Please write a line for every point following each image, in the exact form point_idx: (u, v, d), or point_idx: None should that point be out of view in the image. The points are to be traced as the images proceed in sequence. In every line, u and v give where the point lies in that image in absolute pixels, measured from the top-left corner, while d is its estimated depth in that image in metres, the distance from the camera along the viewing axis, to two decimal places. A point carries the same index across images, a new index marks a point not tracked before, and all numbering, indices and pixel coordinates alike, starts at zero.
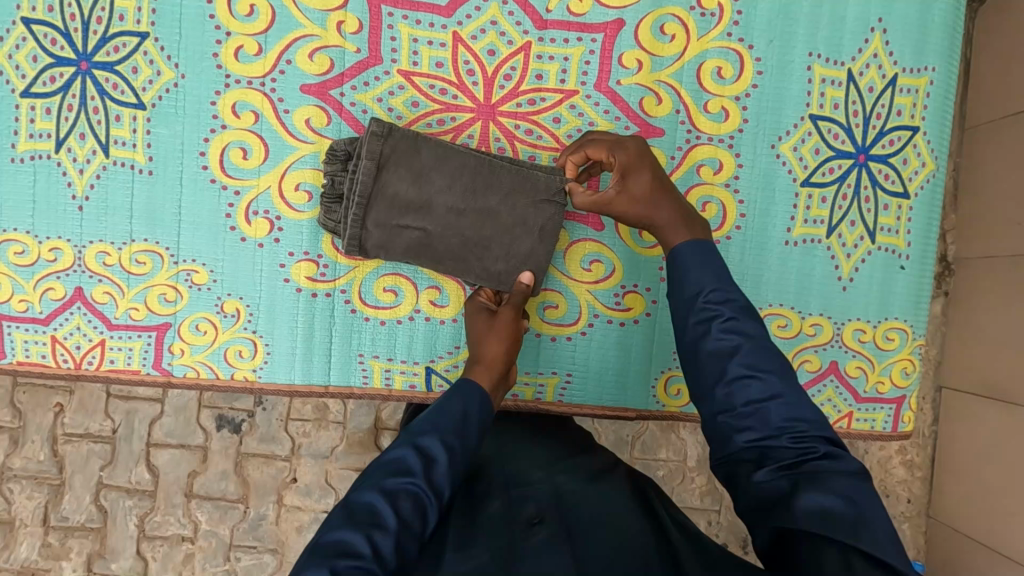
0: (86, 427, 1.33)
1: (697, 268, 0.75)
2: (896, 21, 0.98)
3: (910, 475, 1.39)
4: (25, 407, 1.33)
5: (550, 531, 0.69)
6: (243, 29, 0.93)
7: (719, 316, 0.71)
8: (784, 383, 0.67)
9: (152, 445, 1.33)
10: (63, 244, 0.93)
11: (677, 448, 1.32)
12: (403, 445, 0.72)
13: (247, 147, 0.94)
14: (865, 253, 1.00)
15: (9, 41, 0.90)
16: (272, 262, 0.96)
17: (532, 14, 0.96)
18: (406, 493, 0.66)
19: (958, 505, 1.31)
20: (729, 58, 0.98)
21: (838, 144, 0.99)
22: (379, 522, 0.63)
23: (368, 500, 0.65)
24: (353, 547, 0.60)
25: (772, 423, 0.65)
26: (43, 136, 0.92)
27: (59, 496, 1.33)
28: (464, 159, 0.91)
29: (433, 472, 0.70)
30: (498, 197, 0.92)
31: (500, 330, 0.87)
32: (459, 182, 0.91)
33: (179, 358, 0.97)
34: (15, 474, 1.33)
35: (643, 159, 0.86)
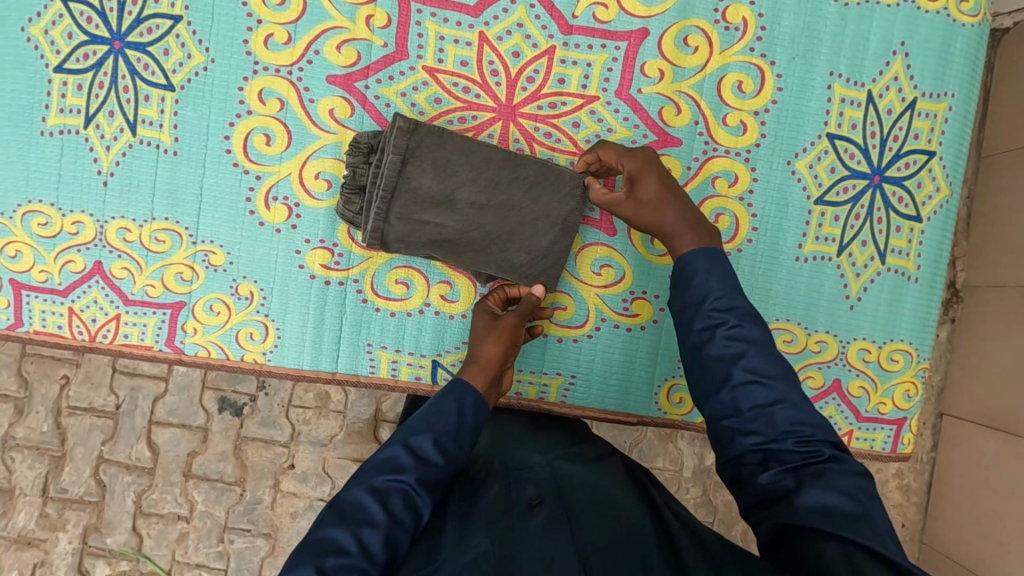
0: (91, 401, 1.35)
1: (701, 275, 0.75)
2: (918, 45, 0.98)
3: (905, 500, 1.39)
4: (32, 377, 1.35)
5: (549, 513, 0.70)
6: (274, 18, 0.94)
7: (724, 323, 0.72)
8: (788, 388, 0.68)
9: (154, 423, 1.35)
10: (86, 219, 0.95)
11: (674, 458, 1.33)
12: (396, 443, 0.73)
13: (271, 133, 0.96)
14: (874, 274, 1.01)
15: (46, 18, 0.92)
16: (288, 247, 0.97)
17: (558, 19, 0.97)
18: (395, 490, 0.68)
19: (953, 529, 1.31)
20: (750, 73, 0.99)
21: (853, 164, 0.99)
22: (367, 520, 0.65)
23: (358, 497, 0.67)
24: (342, 546, 0.62)
25: (777, 427, 0.66)
26: (73, 112, 0.94)
27: (59, 468, 1.35)
28: (489, 155, 0.92)
29: (425, 470, 0.71)
30: (522, 193, 0.94)
31: (500, 330, 0.89)
32: (483, 178, 0.93)
33: (191, 337, 0.98)
34: (17, 444, 1.35)
35: (653, 165, 0.87)
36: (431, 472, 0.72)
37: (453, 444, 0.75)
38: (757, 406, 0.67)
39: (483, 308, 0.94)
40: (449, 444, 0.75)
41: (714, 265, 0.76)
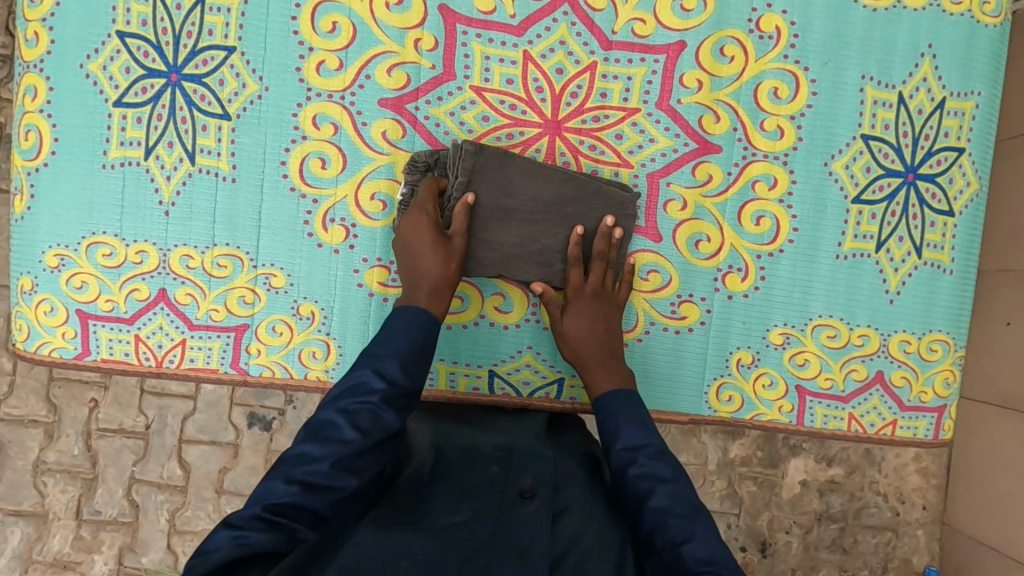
0: (120, 422, 1.45)
1: (614, 414, 0.84)
2: (945, 46, 1.02)
3: (924, 483, 1.49)
4: (61, 401, 1.45)
5: (539, 505, 0.74)
6: (325, 44, 0.97)
7: (634, 463, 0.78)
8: (694, 525, 0.72)
9: (184, 441, 1.45)
10: (149, 248, 0.98)
11: (697, 451, 1.47)
12: (367, 367, 0.76)
13: (326, 157, 0.98)
14: (911, 268, 1.05)
15: (104, 53, 0.95)
16: (347, 267, 1.00)
17: (599, 36, 1.01)
18: (362, 410, 0.71)
19: (969, 510, 1.41)
20: (785, 79, 1.02)
21: (887, 163, 1.03)
22: (339, 435, 0.69)
23: (330, 416, 0.71)
24: (312, 459, 0.68)
25: (687, 569, 0.68)
26: (133, 144, 0.96)
27: (93, 490, 1.46)
28: (551, 174, 0.97)
29: (393, 390, 0.74)
30: (579, 210, 0.99)
31: (440, 245, 0.90)
32: (543, 198, 0.98)
33: (255, 358, 1.01)
34: (49, 468, 1.46)
35: (592, 302, 0.97)
36: (398, 390, 0.75)
37: (414, 363, 0.78)
38: (676, 541, 0.70)
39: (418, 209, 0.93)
40: (409, 373, 0.77)
41: (627, 407, 0.84)
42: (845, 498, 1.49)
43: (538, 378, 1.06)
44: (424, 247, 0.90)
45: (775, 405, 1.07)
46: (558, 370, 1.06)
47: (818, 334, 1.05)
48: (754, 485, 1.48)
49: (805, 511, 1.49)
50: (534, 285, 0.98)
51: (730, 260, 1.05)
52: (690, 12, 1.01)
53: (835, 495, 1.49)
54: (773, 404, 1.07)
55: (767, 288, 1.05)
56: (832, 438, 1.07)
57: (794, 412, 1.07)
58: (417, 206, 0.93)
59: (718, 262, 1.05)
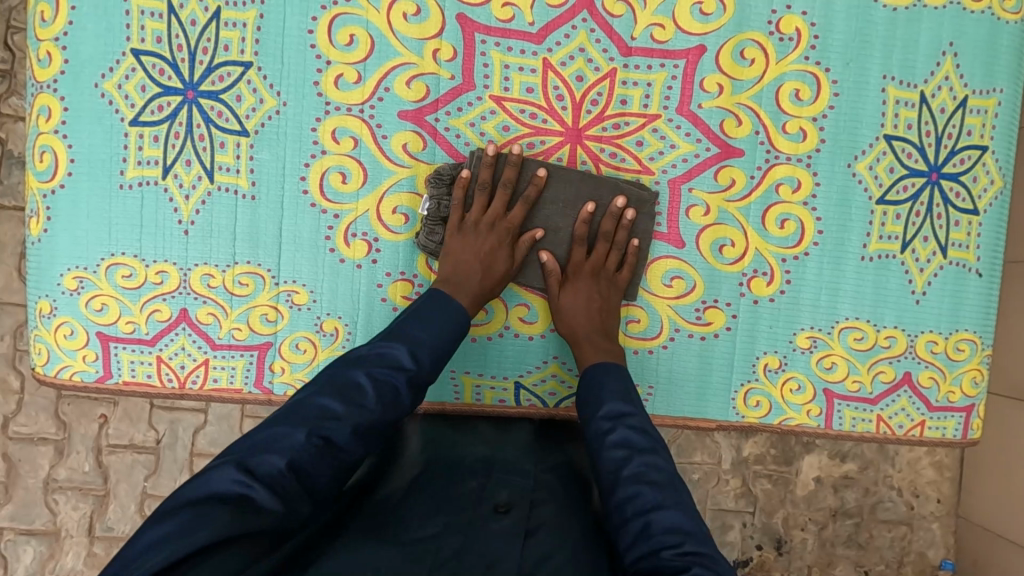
0: (130, 437, 1.44)
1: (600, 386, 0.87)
2: (967, 44, 1.02)
3: (938, 476, 1.48)
4: (70, 418, 1.44)
5: (511, 522, 0.75)
6: (343, 57, 0.96)
7: (612, 432, 0.80)
8: (664, 495, 0.73)
9: (196, 454, 1.44)
10: (169, 267, 0.96)
11: (713, 451, 1.47)
12: (400, 345, 0.82)
13: (346, 171, 0.97)
14: (937, 268, 1.04)
15: (119, 72, 0.93)
16: (370, 281, 0.99)
17: (618, 42, 1.00)
18: (389, 382, 0.77)
19: (986, 501, 1.41)
20: (806, 80, 1.01)
21: (911, 163, 1.02)
22: (364, 400, 0.74)
23: (359, 380, 0.76)
24: (334, 415, 0.71)
25: (652, 536, 0.68)
26: (151, 163, 0.95)
27: (104, 506, 1.45)
28: (569, 173, 0.98)
29: (415, 374, 0.80)
30: (598, 210, 0.99)
31: (509, 275, 0.96)
32: (562, 199, 0.99)
33: (279, 376, 0.99)
34: (60, 485, 1.45)
35: (592, 282, 0.97)
36: (419, 378, 0.81)
37: (441, 357, 0.84)
38: (644, 509, 0.71)
39: (503, 232, 0.96)
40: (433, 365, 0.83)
41: (610, 380, 0.87)
42: (859, 493, 1.48)
43: (563, 389, 1.04)
44: (500, 277, 0.94)
45: (803, 409, 1.06)
46: None
47: (845, 337, 1.05)
48: (768, 484, 1.48)
49: (821, 507, 1.48)
50: (535, 230, 0.98)
51: (755, 264, 1.04)
52: (709, 16, 1.00)
53: (850, 491, 1.48)
54: (801, 408, 1.06)
55: (792, 292, 1.04)
56: (861, 440, 1.06)
57: (822, 416, 1.06)
58: (503, 223, 0.96)
59: (743, 267, 1.04)
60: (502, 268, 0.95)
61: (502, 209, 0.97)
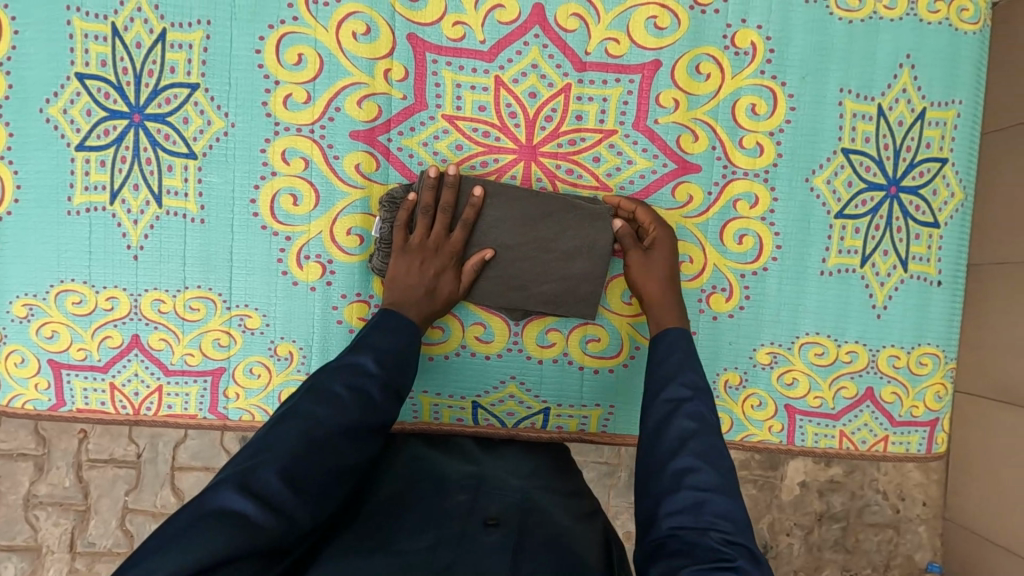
0: (111, 453, 1.43)
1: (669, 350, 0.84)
2: (925, 56, 1.00)
3: (926, 479, 1.46)
4: (50, 433, 1.43)
5: (502, 535, 0.71)
6: (292, 77, 0.95)
7: (686, 404, 0.77)
8: (722, 481, 0.69)
9: (177, 468, 1.43)
10: (120, 293, 0.95)
11: None
12: (367, 355, 0.79)
13: (297, 193, 0.96)
14: (898, 282, 1.03)
15: (64, 96, 0.92)
16: (325, 304, 0.98)
17: (572, 57, 0.99)
18: (360, 388, 0.74)
19: (969, 503, 1.35)
20: (763, 95, 1.01)
21: (869, 176, 1.01)
22: (343, 407, 0.71)
23: (334, 390, 0.73)
24: (317, 423, 0.68)
25: (701, 515, 0.65)
26: (98, 188, 0.94)
27: (86, 522, 1.44)
28: (514, 193, 0.94)
29: (389, 377, 0.78)
30: (551, 228, 0.95)
31: (455, 297, 0.94)
32: (514, 214, 0.95)
33: (234, 402, 0.98)
34: (41, 501, 1.44)
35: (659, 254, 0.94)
36: (392, 379, 0.78)
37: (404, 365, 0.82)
38: (699, 487, 0.68)
39: (448, 255, 0.93)
40: (403, 367, 0.81)
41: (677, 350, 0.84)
42: (846, 497, 1.47)
43: (523, 409, 1.04)
44: (446, 301, 0.92)
45: (765, 425, 1.05)
46: (544, 401, 1.04)
47: (805, 352, 1.04)
48: (754, 489, 1.47)
49: (807, 511, 1.47)
50: (484, 251, 0.94)
51: (714, 280, 1.03)
52: (664, 30, 0.99)
53: (836, 495, 1.47)
54: (762, 424, 1.05)
55: (752, 307, 1.03)
56: (824, 457, 1.05)
57: (783, 432, 1.05)
58: (450, 246, 0.93)
59: (702, 283, 1.03)
60: (447, 292, 0.92)
61: (446, 230, 0.93)
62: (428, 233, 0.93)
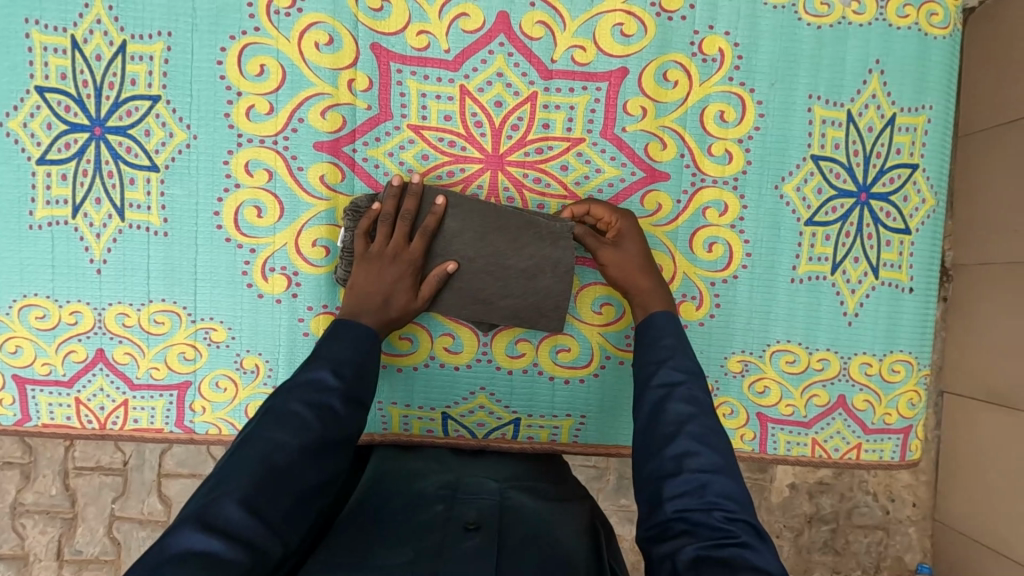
0: (97, 460, 1.43)
1: (658, 336, 0.82)
2: (895, 61, 1.00)
3: (914, 480, 1.45)
4: (35, 441, 1.43)
5: (483, 539, 0.70)
6: (255, 88, 0.94)
7: (680, 386, 0.75)
8: (725, 459, 0.69)
9: (164, 475, 1.43)
10: (84, 307, 0.95)
11: None
12: (323, 368, 0.77)
13: (261, 205, 0.96)
14: (869, 289, 1.02)
15: (24, 110, 0.92)
16: (291, 316, 0.97)
17: (538, 65, 0.98)
18: (321, 405, 0.72)
19: (959, 504, 1.36)
20: (731, 102, 1.00)
21: (839, 183, 1.01)
22: (304, 427, 0.70)
23: (294, 408, 0.71)
24: (278, 448, 0.67)
25: (705, 496, 0.65)
26: (60, 203, 0.93)
27: (73, 530, 1.44)
28: (471, 206, 0.93)
29: (350, 388, 0.76)
30: (509, 242, 0.94)
31: (410, 310, 0.91)
32: (469, 228, 0.93)
33: (200, 415, 0.98)
34: (27, 510, 1.43)
35: (627, 241, 0.93)
36: (353, 389, 0.76)
37: (370, 375, 0.80)
38: (700, 469, 0.67)
39: (406, 265, 0.91)
40: (363, 376, 0.79)
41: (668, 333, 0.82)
42: (835, 498, 1.46)
43: (492, 419, 1.03)
44: (400, 313, 0.90)
45: (737, 433, 1.04)
46: (514, 411, 1.03)
47: (777, 360, 1.03)
48: None
49: (796, 513, 1.46)
50: (447, 263, 0.93)
51: (684, 289, 1.02)
52: (631, 37, 0.98)
53: (825, 496, 1.46)
54: (734, 433, 1.04)
55: (723, 315, 1.03)
56: (797, 465, 1.05)
57: (756, 440, 1.05)
58: (410, 255, 0.91)
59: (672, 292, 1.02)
60: (402, 303, 0.90)
61: (406, 239, 0.92)
62: (389, 241, 0.92)
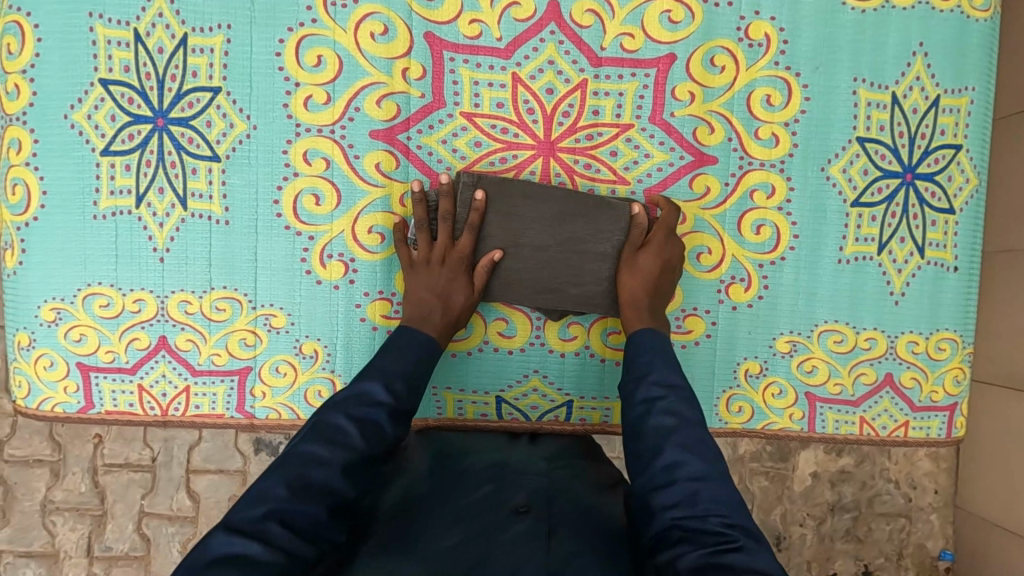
0: (126, 457, 1.36)
1: (648, 352, 0.83)
2: (937, 44, 1.01)
3: (934, 467, 1.39)
4: (65, 439, 1.36)
5: (533, 522, 0.70)
6: (312, 79, 0.96)
7: (662, 399, 0.77)
8: (713, 469, 0.70)
9: (192, 471, 1.36)
10: (147, 295, 0.96)
11: None
12: (372, 381, 0.79)
13: (320, 193, 0.97)
14: (915, 268, 1.04)
15: (88, 102, 0.93)
16: (348, 302, 0.99)
17: (587, 53, 1.00)
18: (368, 419, 0.74)
19: (982, 490, 1.30)
20: (777, 86, 1.01)
21: (885, 164, 1.02)
22: (346, 441, 0.71)
23: (339, 421, 0.72)
24: (318, 460, 0.68)
25: (698, 505, 0.66)
26: (123, 193, 0.95)
27: (102, 526, 1.37)
28: (550, 191, 0.95)
29: (399, 403, 0.77)
30: (586, 227, 0.96)
31: (470, 304, 0.94)
32: (548, 216, 0.95)
33: (261, 400, 0.99)
34: (57, 507, 1.37)
35: (657, 250, 0.95)
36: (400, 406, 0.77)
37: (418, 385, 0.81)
38: (691, 478, 0.69)
39: (456, 263, 0.94)
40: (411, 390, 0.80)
41: (649, 351, 0.84)
42: (856, 487, 1.40)
43: (545, 402, 1.05)
44: (461, 310, 0.92)
45: (786, 413, 1.06)
46: (567, 393, 1.05)
47: (824, 340, 1.05)
48: (765, 481, 1.39)
49: (817, 502, 1.39)
50: (494, 252, 0.95)
51: (732, 271, 1.04)
52: (678, 24, 1.00)
53: (847, 485, 1.40)
54: (783, 412, 1.06)
55: (770, 298, 1.04)
56: (846, 443, 1.06)
57: (805, 420, 1.06)
58: (455, 254, 0.94)
59: (720, 273, 1.04)
60: (461, 301, 0.93)
61: (451, 239, 0.95)
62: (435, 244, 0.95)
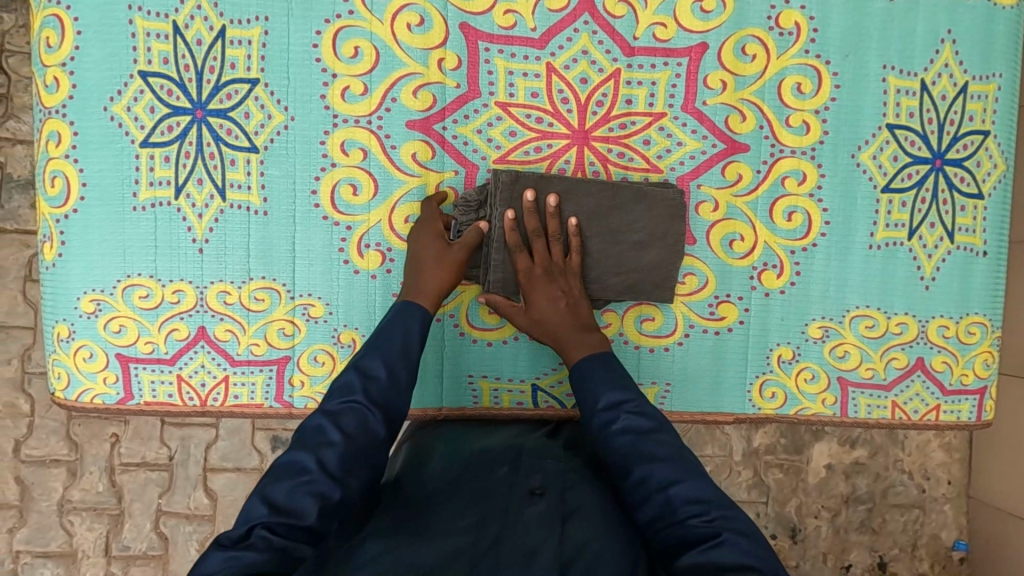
0: (143, 455, 1.36)
1: (590, 379, 0.84)
2: (965, 31, 1.03)
3: (948, 458, 1.39)
4: (82, 438, 1.35)
5: (548, 505, 0.72)
6: (348, 70, 0.96)
7: (615, 420, 0.78)
8: (680, 467, 0.72)
9: (209, 470, 1.36)
10: (186, 286, 0.97)
11: (722, 443, 1.36)
12: (350, 372, 0.78)
13: (357, 183, 0.98)
14: (944, 253, 1.05)
15: (127, 94, 0.94)
16: (385, 291, 0.99)
17: (620, 42, 1.01)
18: (345, 410, 0.74)
19: (999, 480, 1.31)
20: (808, 74, 1.03)
21: (914, 151, 1.03)
22: (325, 439, 0.70)
23: (316, 421, 0.73)
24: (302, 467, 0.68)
25: (676, 510, 0.69)
26: (163, 184, 0.95)
27: (119, 526, 1.37)
28: (589, 186, 0.96)
29: (378, 391, 0.77)
30: (623, 219, 0.97)
31: (447, 260, 0.92)
32: (588, 209, 0.96)
33: (299, 390, 1.00)
34: (74, 507, 1.36)
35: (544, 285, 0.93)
36: (379, 388, 0.77)
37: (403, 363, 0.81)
38: (661, 486, 0.71)
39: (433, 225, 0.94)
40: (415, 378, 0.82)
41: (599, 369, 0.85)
42: (870, 479, 1.38)
43: None
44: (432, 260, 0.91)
45: (818, 399, 1.07)
46: None
47: (856, 325, 1.06)
48: (780, 473, 1.38)
49: (832, 494, 1.38)
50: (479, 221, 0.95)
51: (765, 257, 1.05)
52: (709, 13, 1.01)
53: (861, 477, 1.38)
54: (815, 398, 1.07)
55: (802, 284, 1.05)
56: (877, 427, 1.07)
57: (837, 405, 1.07)
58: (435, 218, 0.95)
59: (753, 260, 1.05)
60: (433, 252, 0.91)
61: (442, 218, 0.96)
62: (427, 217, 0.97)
